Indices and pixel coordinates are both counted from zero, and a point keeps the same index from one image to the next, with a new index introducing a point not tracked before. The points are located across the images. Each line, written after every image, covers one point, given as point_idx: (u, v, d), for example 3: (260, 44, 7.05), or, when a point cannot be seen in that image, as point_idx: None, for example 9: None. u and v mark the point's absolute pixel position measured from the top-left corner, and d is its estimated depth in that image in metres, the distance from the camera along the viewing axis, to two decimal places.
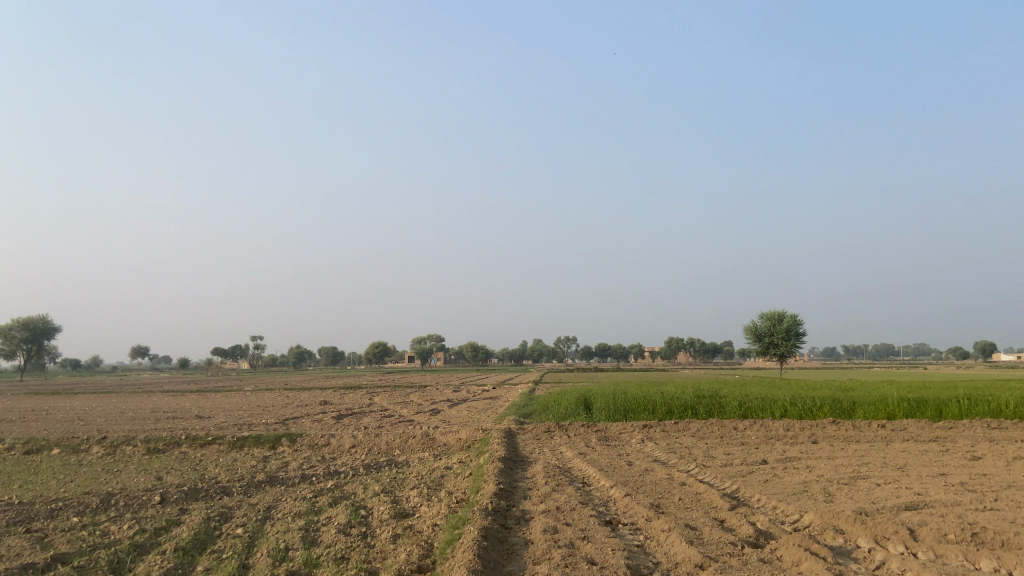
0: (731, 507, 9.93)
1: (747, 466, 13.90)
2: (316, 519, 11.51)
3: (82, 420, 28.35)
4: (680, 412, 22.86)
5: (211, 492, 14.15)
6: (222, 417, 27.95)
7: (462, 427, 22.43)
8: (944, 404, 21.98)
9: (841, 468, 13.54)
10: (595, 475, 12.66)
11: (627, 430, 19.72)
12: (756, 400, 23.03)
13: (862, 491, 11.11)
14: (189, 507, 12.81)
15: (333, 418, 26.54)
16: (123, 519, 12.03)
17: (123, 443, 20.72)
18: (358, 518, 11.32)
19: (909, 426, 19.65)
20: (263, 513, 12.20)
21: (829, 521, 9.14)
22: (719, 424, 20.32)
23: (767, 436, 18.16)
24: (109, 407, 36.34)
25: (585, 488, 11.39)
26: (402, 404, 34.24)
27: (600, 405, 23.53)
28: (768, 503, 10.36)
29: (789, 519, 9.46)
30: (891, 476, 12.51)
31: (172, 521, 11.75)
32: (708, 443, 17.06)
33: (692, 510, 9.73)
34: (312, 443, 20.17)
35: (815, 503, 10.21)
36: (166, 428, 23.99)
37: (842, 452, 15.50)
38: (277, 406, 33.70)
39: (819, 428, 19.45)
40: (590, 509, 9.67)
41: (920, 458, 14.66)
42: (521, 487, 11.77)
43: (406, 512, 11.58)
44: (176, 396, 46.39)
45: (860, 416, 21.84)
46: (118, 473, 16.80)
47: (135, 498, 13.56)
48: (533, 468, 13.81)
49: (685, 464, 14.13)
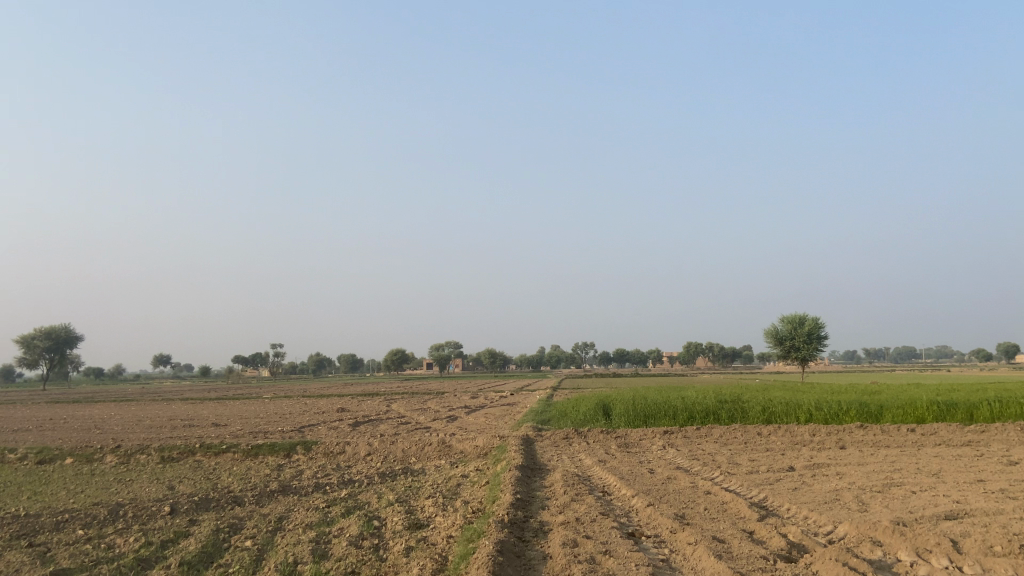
0: (760, 518, 9.44)
1: (773, 474, 13.37)
2: (327, 531, 11.19)
3: (99, 429, 28.41)
4: (702, 417, 22.31)
5: (223, 502, 13.91)
6: (237, 425, 27.87)
7: (479, 434, 22.08)
8: (975, 407, 21.21)
9: (873, 474, 12.94)
10: (616, 484, 12.22)
11: (647, 435, 19.28)
12: (779, 404, 22.42)
13: (896, 500, 10.54)
14: (199, 518, 12.57)
15: (348, 426, 26.31)
16: (130, 531, 11.83)
17: (137, 452, 20.62)
18: (370, 529, 11.00)
19: (939, 429, 18.94)
20: (274, 524, 11.91)
21: (865, 532, 8.61)
22: (741, 430, 19.73)
23: (793, 442, 17.54)
24: (128, 415, 36.47)
25: (605, 498, 10.94)
26: (420, 411, 33.89)
27: (620, 411, 23.05)
28: (798, 513, 9.85)
29: (822, 530, 8.95)
30: (926, 483, 11.90)
31: (179, 533, 11.51)
32: (732, 450, 16.52)
33: (719, 521, 9.25)
34: (327, 451, 19.92)
35: (848, 512, 9.67)
36: (180, 436, 23.93)
37: (872, 458, 14.89)
38: (294, 413, 33.56)
39: (847, 432, 18.78)
40: (611, 521, 9.23)
41: (956, 464, 14.00)
42: (540, 497, 11.36)
43: (420, 522, 11.23)
44: (196, 403, 46.74)
45: (888, 420, 21.14)
46: (130, 483, 16.64)
47: (144, 509, 13.36)
48: (552, 476, 13.38)
49: (709, 472, 13.61)
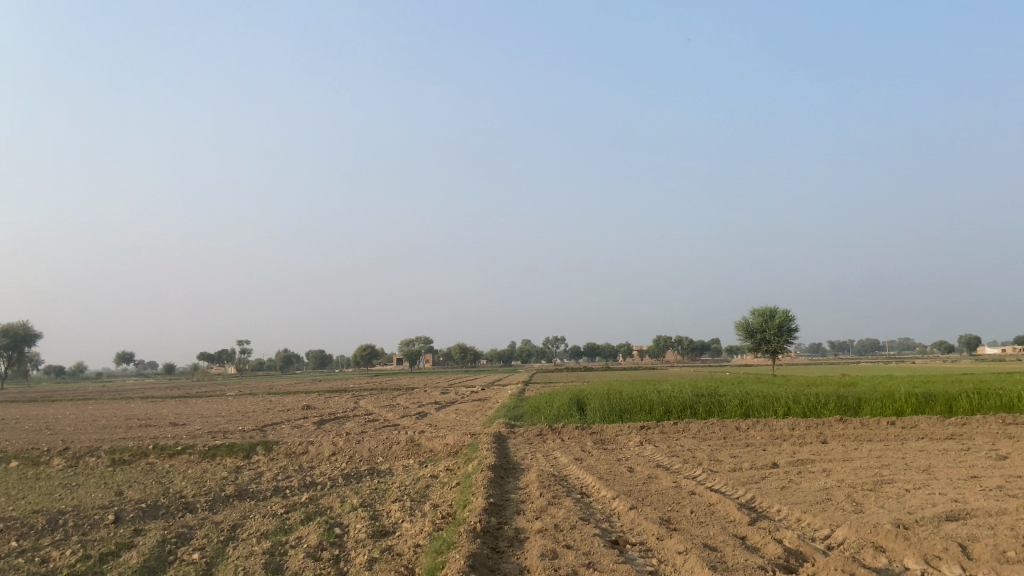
0: (751, 522, 8.80)
1: (758, 471, 12.84)
2: (284, 540, 10.30)
3: (49, 430, 26.74)
4: (679, 412, 21.76)
5: (173, 509, 12.88)
6: (197, 424, 26.59)
7: (449, 432, 21.21)
8: (954, 400, 21.03)
9: (862, 471, 12.47)
10: (594, 484, 11.50)
11: (624, 431, 18.71)
12: (757, 398, 21.98)
13: (891, 500, 10.09)
14: (145, 527, 11.51)
15: (313, 424, 25.24)
16: (68, 542, 10.72)
17: (86, 454, 19.31)
18: (331, 539, 10.11)
19: (920, 422, 18.68)
20: (227, 533, 10.95)
21: (866, 537, 8.06)
22: (719, 425, 19.19)
23: (774, 437, 17.07)
24: (83, 415, 34.68)
25: (584, 501, 10.21)
26: (389, 408, 32.89)
27: (594, 406, 22.44)
28: (791, 514, 9.27)
29: (819, 534, 8.37)
30: (919, 481, 11.51)
31: (122, 544, 10.46)
32: (712, 446, 15.98)
33: (708, 526, 8.59)
34: (289, 452, 18.88)
35: (845, 514, 9.13)
36: (134, 437, 22.59)
37: (856, 453, 14.48)
38: (257, 412, 32.26)
39: (827, 426, 18.40)
40: (593, 527, 8.50)
41: (943, 458, 13.67)
42: (513, 500, 10.58)
43: (386, 530, 10.39)
44: (156, 402, 45.00)
45: (866, 413, 20.84)
46: (75, 488, 15.44)
47: (86, 518, 12.23)
48: (526, 476, 12.61)
49: (690, 469, 12.99)
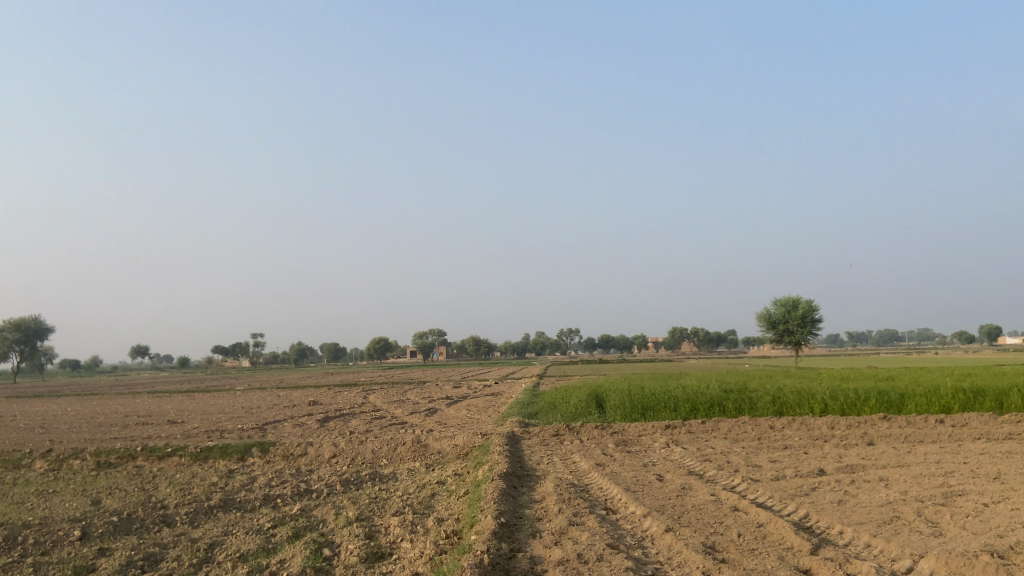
0: (813, 550, 7.32)
1: (805, 480, 11.28)
2: (263, 565, 8.96)
3: (43, 429, 25.56)
4: (706, 409, 20.21)
5: (151, 522, 11.60)
6: (195, 422, 25.31)
7: (458, 430, 19.85)
8: (1006, 395, 19.34)
9: (925, 481, 10.89)
10: (621, 497, 10.04)
11: (648, 431, 17.33)
12: (791, 394, 20.36)
13: (972, 518, 8.58)
14: (112, 547, 10.20)
15: (316, 422, 23.91)
16: (21, 566, 9.42)
17: (71, 457, 18.11)
18: (316, 564, 8.71)
19: (972, 420, 17.09)
20: (202, 555, 9.60)
21: (960, 571, 6.58)
22: (751, 424, 17.64)
23: (813, 437, 15.53)
24: (83, 412, 33.64)
25: (611, 520, 8.80)
26: (396, 404, 31.60)
27: (614, 403, 20.97)
28: (858, 538, 7.82)
29: (898, 568, 6.91)
30: (996, 492, 9.99)
31: (80, 568, 9.16)
32: (747, 448, 14.46)
33: (762, 556, 7.14)
34: (286, 454, 17.54)
35: (923, 539, 7.65)
36: (124, 437, 21.32)
37: (912, 457, 12.91)
38: (259, 409, 30.95)
39: (871, 425, 16.80)
40: (625, 559, 7.04)
41: (1012, 464, 12.06)
42: (528, 519, 9.12)
43: (381, 552, 9.03)
44: (160, 397, 43.98)
45: (910, 410, 19.19)
46: (51, 496, 14.19)
47: (50, 533, 10.97)
48: (542, 487, 11.20)
49: (728, 479, 11.48)
